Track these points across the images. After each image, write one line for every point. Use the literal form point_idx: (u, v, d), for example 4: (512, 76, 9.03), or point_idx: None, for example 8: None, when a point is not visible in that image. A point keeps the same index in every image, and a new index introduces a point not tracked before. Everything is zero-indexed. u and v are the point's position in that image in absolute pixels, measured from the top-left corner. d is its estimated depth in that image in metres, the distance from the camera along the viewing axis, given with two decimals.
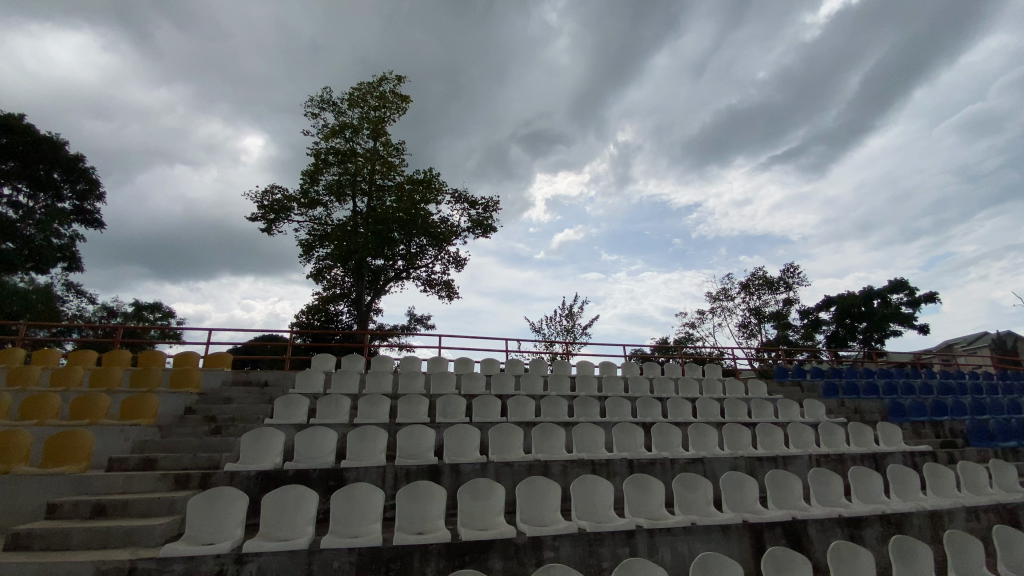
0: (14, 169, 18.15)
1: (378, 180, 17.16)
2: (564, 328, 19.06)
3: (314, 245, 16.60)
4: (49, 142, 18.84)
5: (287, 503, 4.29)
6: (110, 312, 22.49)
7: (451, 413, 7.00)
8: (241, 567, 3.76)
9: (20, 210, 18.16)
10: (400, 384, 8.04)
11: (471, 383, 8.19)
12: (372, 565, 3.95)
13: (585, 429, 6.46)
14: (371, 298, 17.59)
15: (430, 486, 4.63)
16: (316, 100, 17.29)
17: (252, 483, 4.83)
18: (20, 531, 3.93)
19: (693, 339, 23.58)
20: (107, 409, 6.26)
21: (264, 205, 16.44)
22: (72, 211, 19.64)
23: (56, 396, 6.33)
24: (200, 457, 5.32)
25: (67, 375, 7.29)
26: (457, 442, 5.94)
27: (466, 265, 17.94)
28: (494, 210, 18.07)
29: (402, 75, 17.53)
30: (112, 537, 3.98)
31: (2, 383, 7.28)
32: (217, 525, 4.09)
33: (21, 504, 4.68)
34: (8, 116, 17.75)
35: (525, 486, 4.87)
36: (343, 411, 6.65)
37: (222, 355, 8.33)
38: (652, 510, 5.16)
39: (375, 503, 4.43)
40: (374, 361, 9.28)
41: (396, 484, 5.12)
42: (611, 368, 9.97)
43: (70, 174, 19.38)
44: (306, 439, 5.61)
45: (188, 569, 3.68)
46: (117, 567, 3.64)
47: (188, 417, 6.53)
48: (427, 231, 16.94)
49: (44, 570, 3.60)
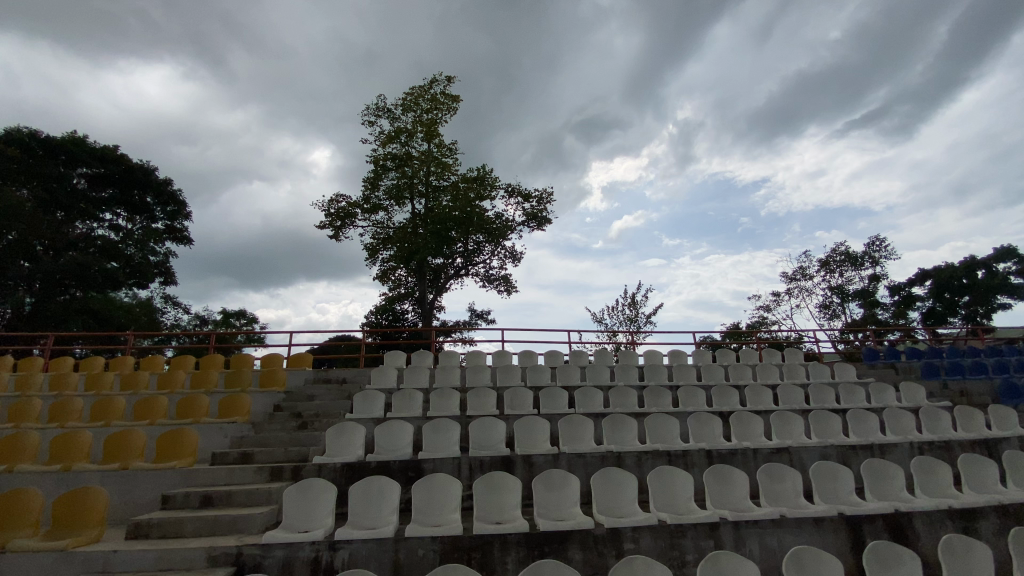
0: (114, 196, 20.30)
1: (434, 181, 17.55)
2: (628, 317, 18.61)
3: (379, 249, 17.26)
4: (141, 168, 20.79)
5: (370, 494, 4.48)
6: (202, 321, 24.57)
7: (520, 404, 7.02)
8: (334, 553, 3.97)
9: (121, 232, 20.26)
10: (467, 377, 8.20)
11: (538, 376, 8.18)
12: (454, 553, 4.05)
13: (658, 418, 6.27)
14: (433, 297, 18.04)
15: (504, 477, 4.67)
16: (371, 108, 17.90)
17: (338, 475, 5.09)
18: (140, 520, 4.36)
19: (769, 322, 22.35)
20: (207, 409, 6.83)
21: (331, 213, 17.29)
22: (165, 231, 21.65)
23: (163, 398, 6.99)
24: (290, 451, 5.68)
25: (171, 378, 8.03)
26: (528, 433, 5.96)
27: (523, 258, 17.98)
28: (548, 201, 17.97)
29: (452, 76, 17.76)
30: (219, 526, 4.34)
31: (118, 388, 8.12)
32: (309, 514, 4.35)
33: (141, 496, 5.20)
34: (105, 148, 19.92)
35: (599, 477, 4.81)
36: (415, 405, 6.86)
37: (303, 355, 8.89)
38: (736, 502, 4.92)
39: (453, 493, 4.54)
40: (442, 356, 9.50)
41: (471, 475, 5.22)
42: (680, 356, 9.62)
43: (161, 197, 21.39)
44: (385, 432, 5.85)
45: (288, 554, 3.95)
46: (226, 554, 3.96)
47: (276, 414, 7.00)
48: (483, 228, 17.06)
49: (163, 556, 3.97)
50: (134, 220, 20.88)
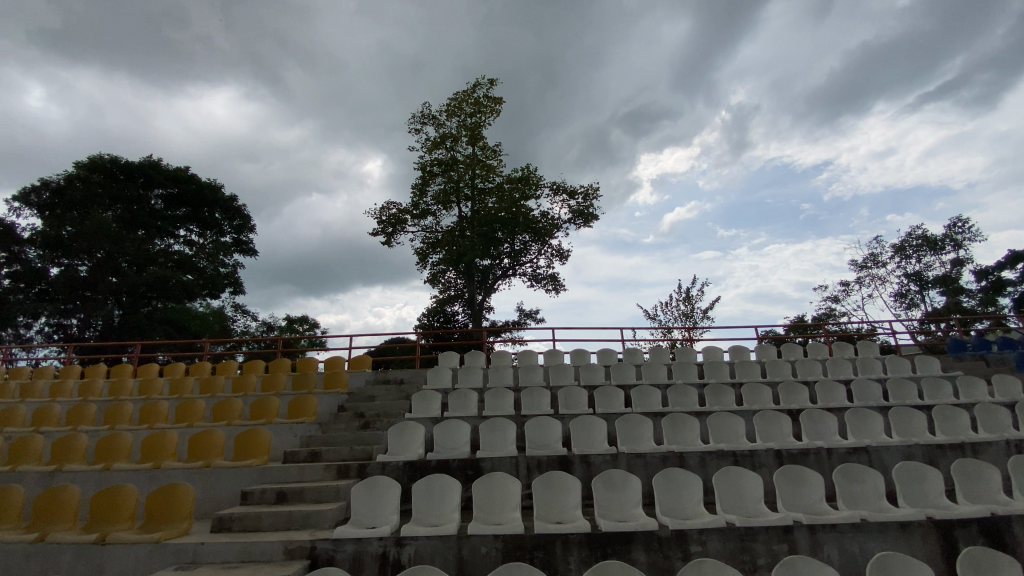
0: (188, 214, 21.94)
1: (479, 184, 17.75)
2: (682, 312, 18.06)
3: (428, 253, 17.67)
4: (210, 186, 22.35)
5: (433, 492, 4.58)
6: (269, 326, 26.06)
7: (575, 404, 6.95)
8: (401, 549, 4.08)
9: (195, 246, 21.88)
10: (520, 377, 8.21)
11: (591, 374, 8.08)
12: (517, 552, 4.06)
13: (721, 418, 6.03)
14: (482, 298, 18.23)
15: (564, 477, 4.64)
16: (417, 116, 18.33)
17: (401, 472, 5.23)
18: (223, 515, 4.66)
19: (837, 314, 21.06)
20: (277, 410, 7.23)
21: (382, 220, 17.86)
22: (233, 243, 23.25)
23: (237, 401, 7.44)
24: (356, 450, 5.90)
25: (245, 382, 8.57)
26: (585, 432, 5.89)
27: (570, 257, 17.84)
28: (595, 197, 17.75)
29: (493, 78, 17.88)
30: (294, 520, 4.57)
31: (197, 392, 8.72)
32: (376, 511, 4.49)
33: (223, 491, 5.56)
34: (178, 169, 21.55)
35: (661, 477, 4.68)
36: (470, 404, 6.94)
37: (363, 357, 9.25)
38: (811, 504, 4.65)
39: (513, 493, 4.56)
40: (494, 356, 9.57)
41: (529, 474, 5.22)
42: (742, 351, 9.21)
43: (228, 213, 22.96)
44: (443, 431, 5.96)
45: (359, 550, 4.10)
46: (301, 547, 4.16)
47: (341, 414, 7.30)
48: (529, 227, 17.04)
49: (244, 549, 4.21)
50: (205, 235, 22.48)
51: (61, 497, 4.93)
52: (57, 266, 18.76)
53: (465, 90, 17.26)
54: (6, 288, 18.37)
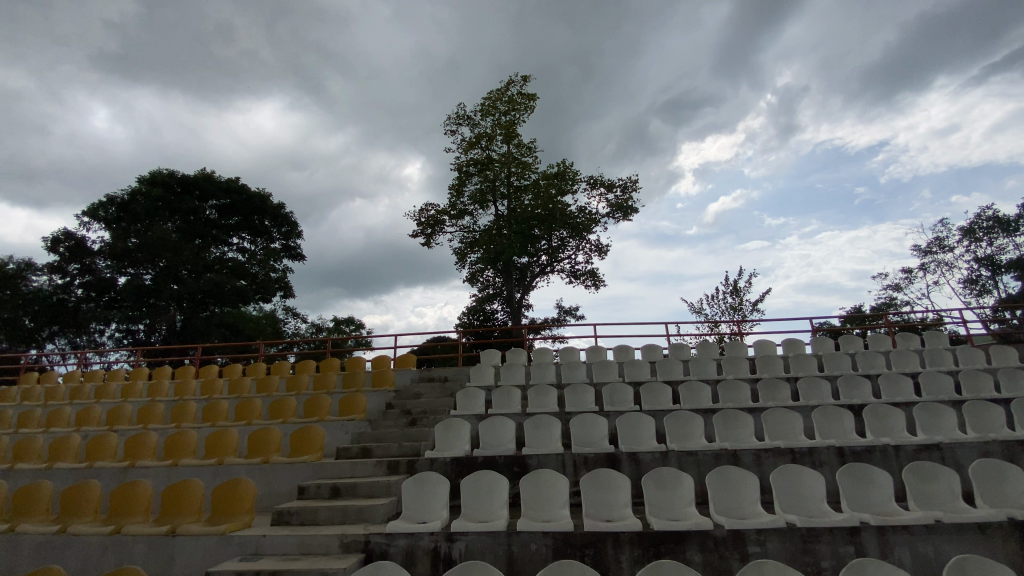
0: (240, 222, 23.05)
1: (515, 181, 17.76)
2: (730, 306, 17.47)
3: (467, 252, 17.84)
4: (259, 196, 23.41)
5: (481, 488, 4.61)
6: (317, 328, 27.02)
7: (620, 400, 6.83)
8: (452, 544, 4.12)
9: (247, 253, 22.97)
10: (563, 374, 8.14)
11: (636, 370, 7.92)
12: (567, 549, 4.02)
13: (777, 413, 5.78)
14: (521, 295, 18.24)
15: (613, 475, 4.57)
16: (452, 118, 18.53)
17: (448, 468, 5.30)
18: (282, 509, 4.85)
19: (899, 304, 19.83)
20: (329, 408, 7.48)
21: (421, 222, 18.16)
22: (282, 249, 24.31)
23: (291, 399, 7.74)
24: (404, 446, 6.01)
25: (298, 381, 8.91)
26: (632, 429, 5.77)
27: (609, 251, 17.58)
28: (633, 189, 17.40)
29: (527, 74, 17.82)
30: (348, 515, 4.71)
31: (254, 391, 9.13)
32: (426, 506, 4.56)
33: (280, 486, 5.78)
34: (230, 181, 22.67)
35: (714, 475, 4.53)
36: (514, 401, 6.94)
37: (407, 356, 9.44)
38: (879, 505, 4.39)
39: (560, 490, 4.52)
40: (535, 353, 9.55)
41: (576, 472, 5.16)
42: (796, 344, 8.80)
43: (277, 220, 24.02)
44: (488, 428, 5.99)
45: (411, 544, 4.17)
46: (356, 540, 4.28)
47: (389, 411, 7.47)
48: (566, 223, 16.88)
49: (302, 542, 4.36)
50: (256, 242, 23.56)
51: (134, 491, 5.27)
52: (124, 276, 20.07)
53: (499, 88, 17.30)
54: (80, 297, 19.81)
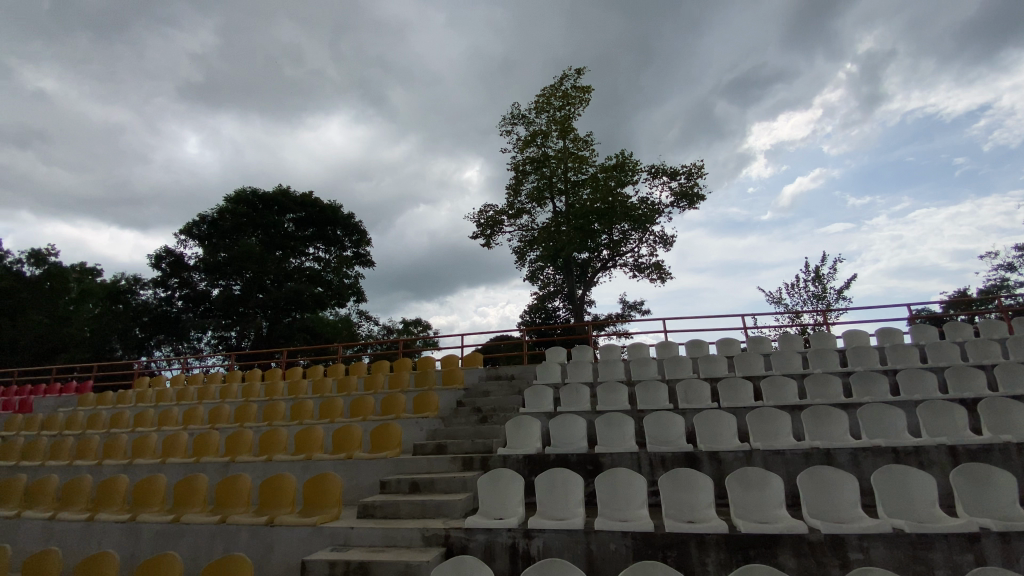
0: (315, 233, 24.60)
1: (572, 176, 17.58)
2: (813, 295, 16.32)
3: (526, 251, 17.92)
4: (331, 207, 24.89)
5: (556, 486, 4.58)
6: (388, 330, 28.23)
7: (696, 397, 6.56)
8: (530, 541, 4.13)
9: (322, 262, 24.47)
10: (633, 370, 7.93)
11: (712, 366, 7.57)
12: (648, 550, 3.91)
13: (876, 409, 5.31)
14: (583, 292, 18.04)
15: (694, 474, 4.38)
16: (507, 117, 18.65)
17: (521, 466, 5.32)
18: (367, 502, 5.09)
19: (1013, 285, 17.61)
20: (403, 406, 7.79)
21: (481, 223, 18.43)
22: (353, 257, 25.73)
23: (369, 398, 8.13)
24: (477, 443, 6.11)
25: (374, 381, 9.35)
26: (711, 428, 5.52)
27: (675, 243, 16.96)
28: (698, 176, 16.68)
29: (581, 67, 17.59)
30: (428, 509, 4.86)
31: (335, 391, 9.67)
32: (502, 502, 4.60)
33: (363, 480, 6.07)
34: (305, 195, 24.26)
35: (806, 475, 4.23)
36: (584, 399, 6.84)
37: (474, 355, 9.63)
38: (1003, 509, 3.90)
39: (638, 489, 4.41)
40: (602, 350, 9.39)
41: (653, 471, 5.00)
42: (891, 334, 8.05)
43: (347, 229, 25.45)
44: (558, 426, 5.95)
45: (489, 540, 4.22)
46: (436, 535, 4.40)
47: (459, 409, 7.63)
48: (627, 216, 16.47)
49: (387, 534, 4.55)
50: (330, 251, 25.04)
51: (234, 484, 5.74)
52: (217, 287, 21.90)
53: (553, 84, 17.19)
54: (181, 308, 21.79)
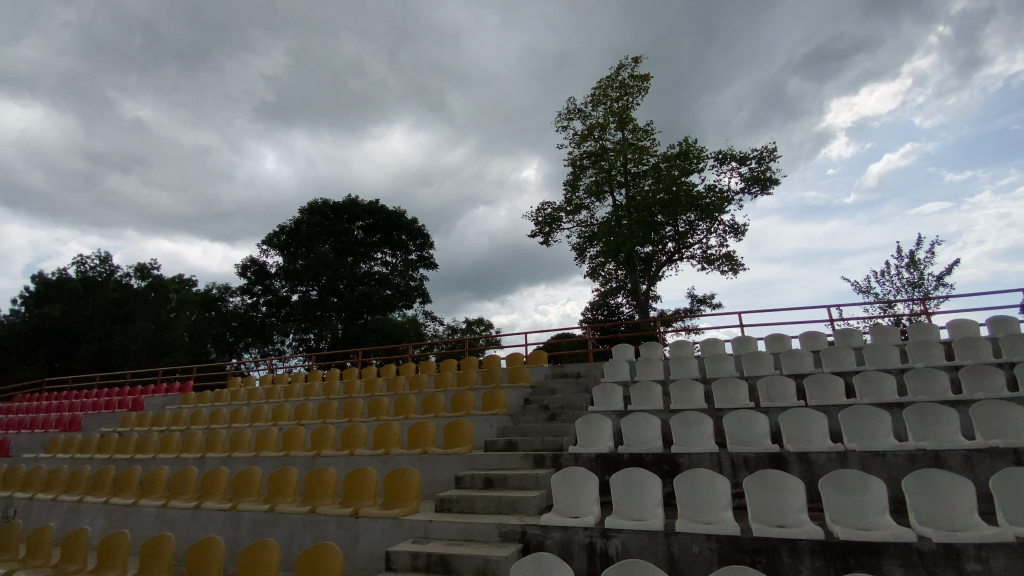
0: (381, 238, 25.70)
1: (632, 168, 17.17)
2: (908, 283, 14.95)
3: (586, 246, 17.71)
4: (396, 213, 25.90)
5: (632, 485, 4.48)
6: (453, 330, 28.95)
7: (780, 395, 6.19)
8: (607, 541, 4.08)
9: (390, 266, 25.54)
10: (707, 367, 7.61)
11: (794, 361, 7.12)
12: (735, 555, 3.74)
13: (993, 407, 4.76)
14: (647, 286, 17.58)
15: (783, 475, 4.14)
16: (563, 113, 18.52)
17: (594, 465, 5.26)
18: (444, 497, 5.24)
19: None
20: (472, 404, 7.95)
21: (539, 221, 18.42)
22: (418, 260, 26.65)
23: (439, 396, 8.36)
24: (548, 441, 6.11)
25: (443, 379, 9.61)
26: (799, 427, 5.19)
27: (746, 232, 16.11)
28: (771, 159, 15.75)
29: (638, 55, 17.16)
30: (503, 505, 4.93)
31: (407, 388, 10.02)
32: (577, 501, 4.57)
33: (438, 475, 6.26)
34: (371, 203, 25.38)
35: (913, 478, 3.86)
36: (656, 397, 6.65)
37: (539, 353, 9.66)
38: None
39: (720, 490, 4.22)
40: (672, 347, 9.09)
41: (736, 472, 4.78)
42: (1008, 323, 7.20)
43: (412, 234, 26.40)
44: (631, 424, 5.82)
45: (565, 538, 4.20)
46: (513, 531, 4.45)
47: (527, 406, 7.68)
48: (694, 205, 15.82)
49: (464, 529, 4.66)
50: (396, 255, 26.07)
51: (321, 477, 6.11)
52: (295, 292, 23.38)
53: (609, 75, 16.87)
54: (265, 313, 23.49)
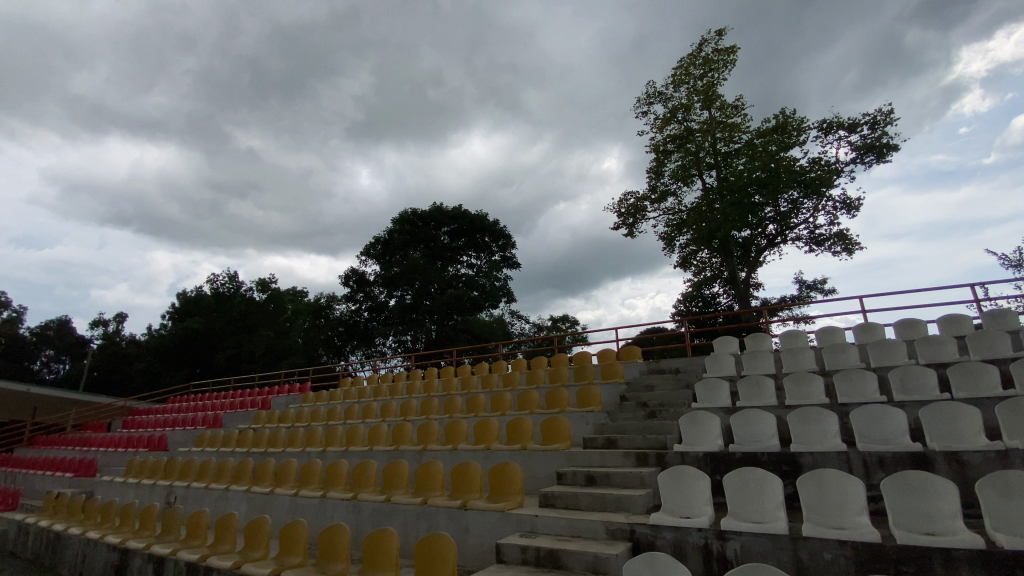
0: (466, 242, 26.63)
1: (722, 148, 16.18)
2: None
3: (675, 235, 16.99)
4: (478, 216, 26.67)
5: (749, 486, 4.23)
6: (539, 328, 29.18)
7: (918, 387, 5.51)
8: (725, 543, 3.88)
9: (475, 267, 26.37)
10: (826, 359, 6.96)
11: (934, 349, 6.29)
12: (875, 564, 3.40)
13: None
14: (747, 274, 16.49)
15: (928, 476, 3.67)
16: (643, 98, 17.93)
17: (704, 464, 5.04)
18: (547, 492, 5.29)
19: None
20: (567, 401, 7.97)
21: (623, 212, 17.97)
22: (501, 260, 27.28)
23: (534, 393, 8.46)
24: (650, 439, 5.93)
25: (536, 375, 9.74)
26: (945, 423, 4.58)
27: (861, 206, 14.52)
28: (887, 123, 14.05)
29: (722, 28, 16.14)
30: (608, 503, 4.88)
31: (501, 385, 10.26)
32: (688, 501, 4.40)
33: (538, 471, 6.34)
34: (455, 208, 26.34)
35: None
36: (768, 392, 6.21)
37: (632, 348, 9.45)
38: None
39: (853, 493, 3.85)
40: (782, 338, 8.43)
41: (869, 473, 4.34)
42: None
43: (494, 235, 27.07)
44: (742, 421, 5.49)
45: (678, 538, 4.07)
46: (621, 529, 4.39)
47: (625, 403, 7.54)
48: (796, 182, 14.54)
49: (570, 525, 4.68)
50: (480, 257, 26.88)
51: (430, 470, 6.45)
52: (391, 297, 24.87)
53: (692, 52, 16.03)
54: (366, 317, 25.27)
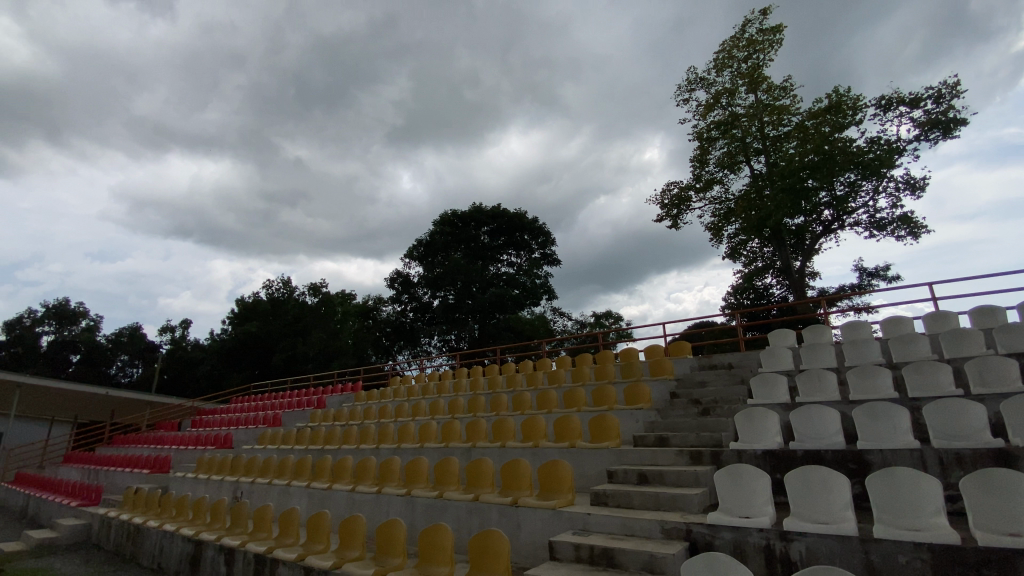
0: (506, 240, 26.77)
1: (771, 132, 15.50)
2: None
3: (723, 225, 16.43)
4: (517, 214, 26.74)
5: (813, 485, 4.05)
6: (582, 325, 28.93)
7: (998, 379, 5.10)
8: (788, 544, 3.74)
9: (516, 266, 26.45)
10: (892, 351, 6.55)
11: (1016, 337, 5.81)
12: (957, 568, 3.18)
13: None
14: (801, 263, 15.74)
15: (1013, 475, 3.40)
16: (683, 85, 17.42)
17: (763, 462, 4.87)
18: (598, 490, 5.26)
19: None
20: (615, 398, 7.87)
21: (666, 204, 17.55)
22: (542, 258, 27.24)
23: (581, 390, 8.40)
24: (704, 436, 5.78)
25: (582, 372, 9.68)
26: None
27: (927, 186, 13.56)
28: (954, 95, 13.05)
29: (767, 7, 15.44)
30: (662, 502, 4.79)
31: (547, 383, 10.27)
32: (747, 500, 4.26)
33: (588, 469, 6.31)
34: (495, 207, 26.50)
35: None
36: (830, 387, 5.92)
37: (681, 344, 9.23)
38: None
39: (928, 492, 3.61)
40: (843, 330, 8.00)
41: (946, 472, 4.06)
42: None
43: (534, 233, 27.08)
44: (803, 418, 5.26)
45: (737, 539, 3.95)
46: (677, 528, 4.30)
47: (675, 400, 7.37)
48: (852, 163, 13.75)
49: (623, 524, 4.63)
50: (521, 256, 26.95)
51: (480, 467, 6.55)
52: (435, 297, 25.33)
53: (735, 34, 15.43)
54: (412, 317, 25.85)
